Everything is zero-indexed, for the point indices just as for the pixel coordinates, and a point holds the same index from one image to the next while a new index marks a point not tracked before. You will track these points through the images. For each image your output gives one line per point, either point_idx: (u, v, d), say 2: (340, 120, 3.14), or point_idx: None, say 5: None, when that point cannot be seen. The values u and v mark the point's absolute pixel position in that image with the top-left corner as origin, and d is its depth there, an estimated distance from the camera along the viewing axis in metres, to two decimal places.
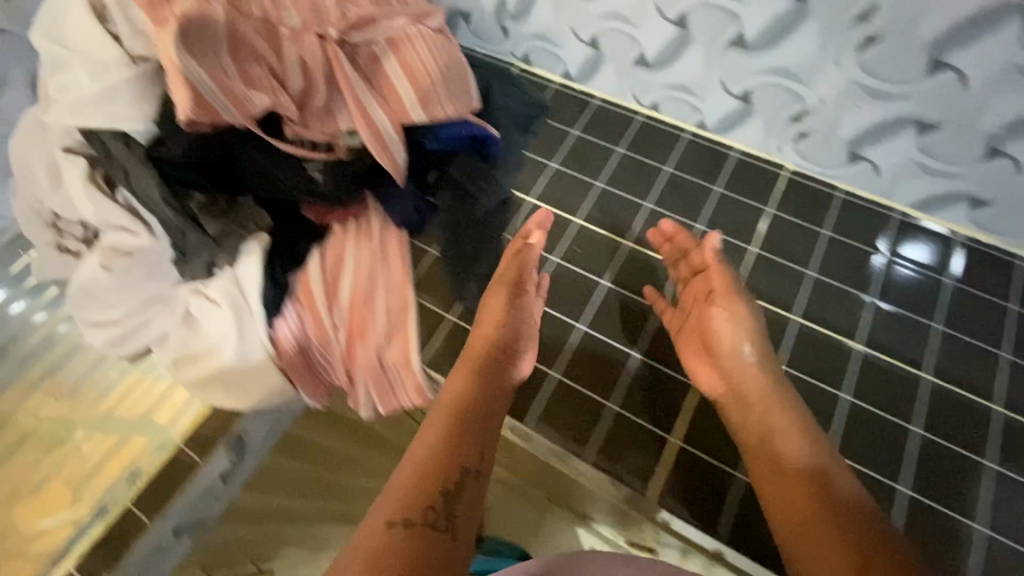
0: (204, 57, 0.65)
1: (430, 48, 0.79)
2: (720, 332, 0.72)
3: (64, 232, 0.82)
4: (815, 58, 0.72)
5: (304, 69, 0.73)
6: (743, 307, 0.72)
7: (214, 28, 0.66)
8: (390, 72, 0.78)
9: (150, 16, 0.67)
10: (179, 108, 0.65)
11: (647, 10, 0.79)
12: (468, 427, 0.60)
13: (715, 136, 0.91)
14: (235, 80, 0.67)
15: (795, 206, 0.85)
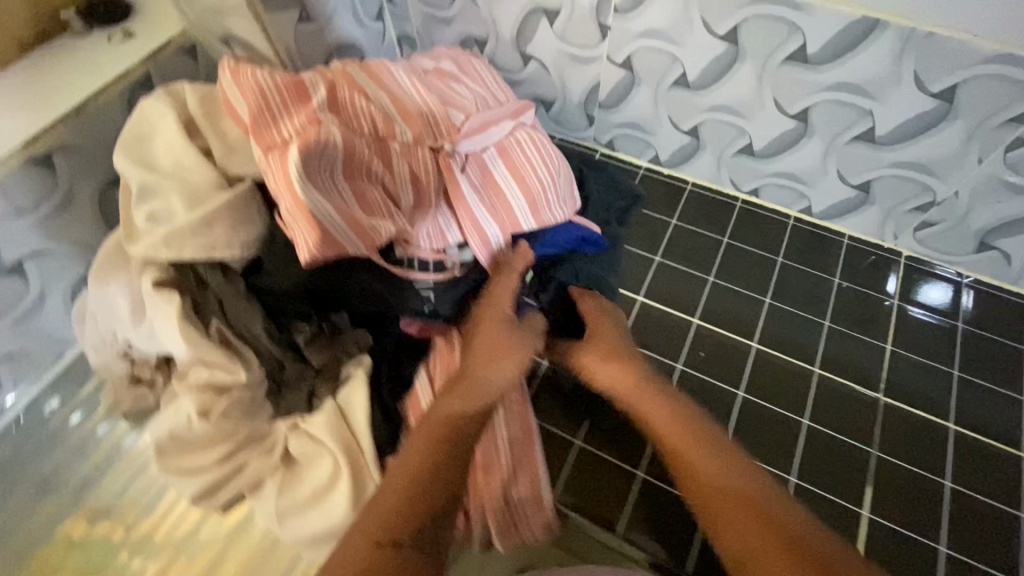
0: (326, 189, 0.57)
1: (539, 147, 0.71)
2: (607, 347, 0.67)
3: (138, 362, 0.74)
4: (956, 155, 0.69)
5: (416, 185, 0.65)
6: (618, 320, 0.69)
7: (331, 151, 0.57)
8: (498, 177, 0.70)
9: (258, 140, 0.58)
10: (301, 246, 0.57)
11: (763, 105, 0.75)
12: (454, 453, 0.55)
13: (821, 222, 0.87)
14: (355, 207, 0.59)
15: (923, 298, 0.82)
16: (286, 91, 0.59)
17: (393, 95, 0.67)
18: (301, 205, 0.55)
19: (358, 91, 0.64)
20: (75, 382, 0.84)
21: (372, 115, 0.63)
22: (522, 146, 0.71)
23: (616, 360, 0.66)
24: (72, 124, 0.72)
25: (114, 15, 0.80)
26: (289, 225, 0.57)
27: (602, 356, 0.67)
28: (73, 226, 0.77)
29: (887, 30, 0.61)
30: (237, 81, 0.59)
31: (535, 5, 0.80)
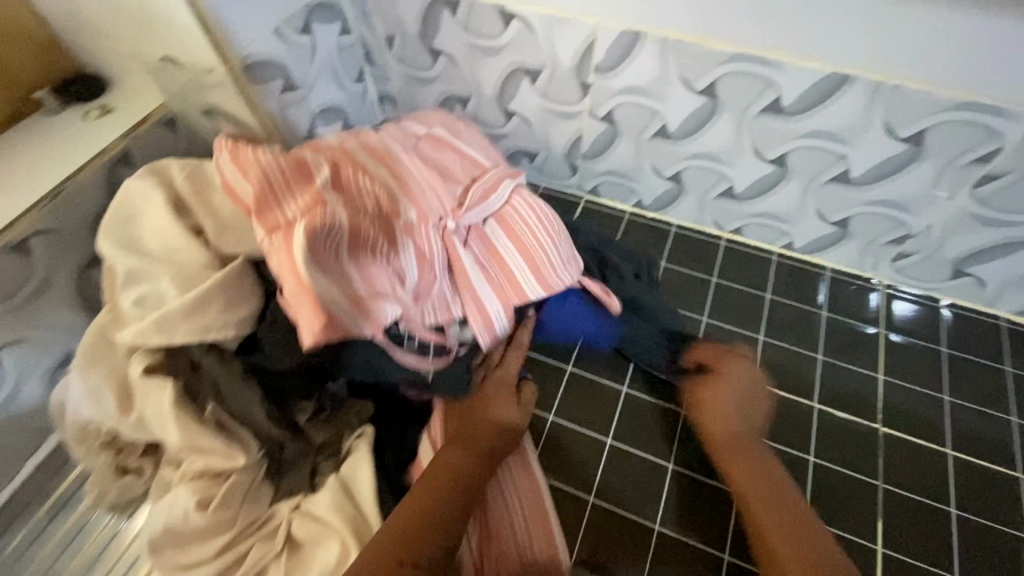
0: (333, 276, 0.56)
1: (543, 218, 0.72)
2: (735, 406, 0.70)
3: (124, 449, 0.71)
4: (927, 192, 0.72)
5: (421, 258, 0.64)
6: (745, 383, 0.71)
7: (337, 232, 0.56)
8: (502, 246, 0.71)
9: (258, 224, 0.56)
10: (304, 332, 0.54)
11: (742, 152, 0.78)
12: (462, 491, 0.61)
13: (803, 256, 0.91)
14: (361, 288, 0.58)
15: (908, 325, 0.85)
16: (290, 168, 0.57)
17: (395, 172, 0.67)
18: (308, 294, 0.53)
19: (363, 168, 0.64)
20: (43, 473, 0.78)
21: (377, 191, 0.62)
22: (523, 217, 0.72)
23: (733, 414, 0.69)
24: (49, 207, 0.70)
25: (90, 92, 0.79)
26: (294, 315, 0.55)
27: (713, 411, 0.70)
28: (51, 311, 0.74)
29: (855, 83, 0.65)
30: (238, 162, 0.57)
31: (516, 66, 0.82)
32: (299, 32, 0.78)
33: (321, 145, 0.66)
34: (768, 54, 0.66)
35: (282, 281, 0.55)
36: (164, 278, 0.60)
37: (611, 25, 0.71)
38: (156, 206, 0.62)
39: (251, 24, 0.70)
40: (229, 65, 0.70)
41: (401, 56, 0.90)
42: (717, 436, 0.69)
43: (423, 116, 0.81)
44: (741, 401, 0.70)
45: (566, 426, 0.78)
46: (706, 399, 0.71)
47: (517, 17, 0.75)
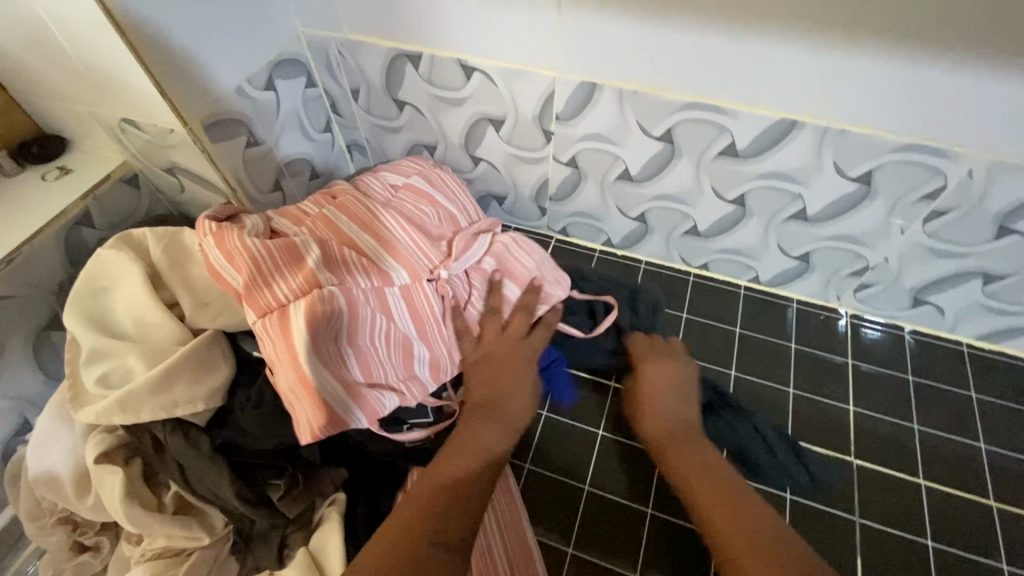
0: (330, 356, 0.61)
1: (528, 250, 0.78)
2: (661, 388, 0.73)
3: (82, 524, 0.68)
4: (880, 227, 0.75)
5: (416, 318, 0.68)
6: (681, 368, 0.75)
7: (331, 310, 0.60)
8: (494, 284, 0.75)
9: (252, 309, 0.60)
10: (299, 418, 0.58)
11: (703, 192, 0.80)
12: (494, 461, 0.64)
13: (769, 289, 0.93)
14: (353, 361, 0.64)
15: (875, 354, 0.87)
16: (278, 253, 0.61)
17: (379, 236, 0.70)
18: (305, 380, 0.57)
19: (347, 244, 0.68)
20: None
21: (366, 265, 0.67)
22: (504, 254, 0.77)
23: (665, 410, 0.71)
24: (3, 274, 0.68)
25: (49, 153, 0.79)
26: (290, 401, 0.59)
27: (646, 410, 0.72)
28: (5, 380, 0.71)
29: (804, 128, 0.67)
30: (221, 245, 0.61)
31: (479, 114, 0.83)
32: (262, 89, 0.78)
33: (307, 220, 0.71)
34: (721, 103, 0.68)
35: (277, 367, 0.59)
36: (134, 356, 0.60)
37: (570, 76, 0.73)
38: (138, 278, 0.63)
39: (211, 85, 0.70)
40: (189, 126, 0.70)
41: (367, 106, 0.91)
42: (655, 434, 0.70)
43: (399, 166, 0.86)
44: (669, 399, 0.72)
45: (542, 475, 0.77)
46: (643, 396, 0.73)
47: (477, 70, 0.77)
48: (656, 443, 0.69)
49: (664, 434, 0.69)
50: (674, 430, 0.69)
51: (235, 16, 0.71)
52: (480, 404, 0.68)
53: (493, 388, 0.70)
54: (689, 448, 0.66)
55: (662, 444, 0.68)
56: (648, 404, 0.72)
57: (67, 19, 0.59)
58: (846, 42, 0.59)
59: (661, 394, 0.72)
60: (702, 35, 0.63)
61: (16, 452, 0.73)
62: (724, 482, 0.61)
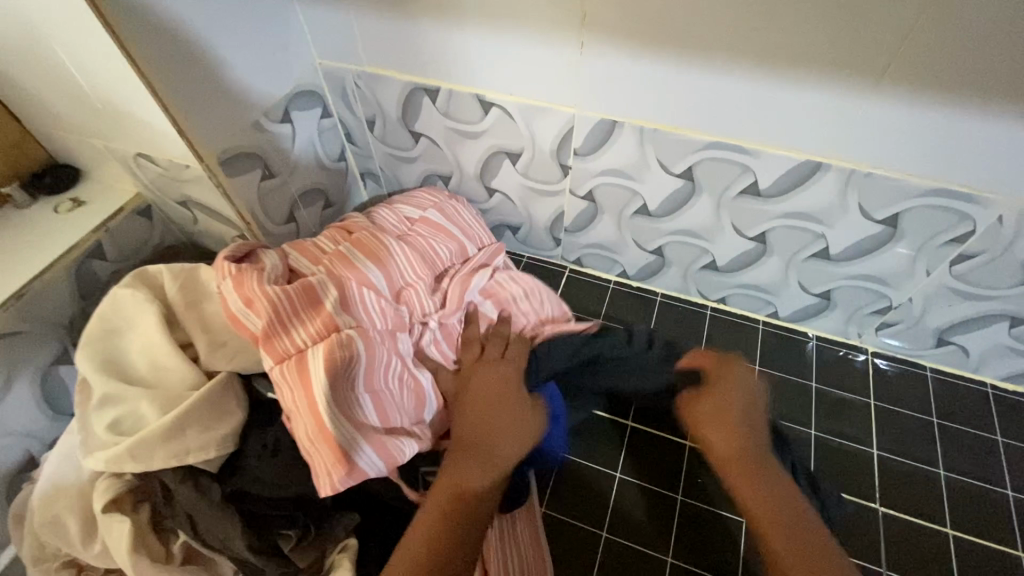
0: (345, 401, 0.59)
1: (529, 285, 0.79)
2: (736, 400, 0.62)
3: (88, 567, 0.67)
4: (904, 268, 0.74)
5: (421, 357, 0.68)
6: (754, 384, 0.64)
7: (352, 356, 0.59)
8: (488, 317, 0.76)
9: (268, 355, 0.58)
10: (318, 466, 0.57)
11: (723, 229, 0.79)
12: (479, 516, 0.54)
13: (788, 323, 0.91)
14: (368, 406, 0.61)
15: (896, 394, 0.85)
16: (298, 297, 0.60)
17: (390, 277, 0.69)
18: (325, 429, 0.56)
19: (358, 277, 0.66)
20: None
21: (381, 305, 0.65)
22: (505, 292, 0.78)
23: (738, 427, 0.60)
24: (13, 310, 0.67)
25: (62, 183, 0.78)
26: (308, 451, 0.57)
27: (712, 425, 0.61)
28: (13, 418, 0.70)
29: (828, 170, 0.66)
30: (241, 290, 0.60)
31: (495, 147, 0.82)
32: (278, 121, 0.78)
33: (318, 259, 0.70)
34: (745, 143, 0.67)
35: (295, 416, 0.58)
36: (145, 401, 0.59)
37: (589, 112, 0.72)
38: (150, 318, 0.62)
39: (226, 120, 0.69)
40: (204, 162, 0.69)
41: (381, 136, 0.90)
42: (727, 453, 0.59)
43: (415, 198, 0.85)
44: (748, 415, 0.61)
45: (557, 518, 0.76)
46: (711, 408, 0.62)
47: (495, 104, 0.76)
48: (726, 463, 0.59)
49: (739, 453, 0.58)
50: (750, 453, 0.58)
51: (251, 51, 0.70)
52: (460, 448, 0.59)
53: (472, 427, 0.61)
54: (766, 476, 0.56)
55: (730, 463, 0.59)
56: (717, 416, 0.62)
57: (84, 58, 0.58)
58: (874, 87, 0.57)
59: (735, 409, 0.61)
60: (727, 77, 0.62)
61: (20, 490, 0.72)
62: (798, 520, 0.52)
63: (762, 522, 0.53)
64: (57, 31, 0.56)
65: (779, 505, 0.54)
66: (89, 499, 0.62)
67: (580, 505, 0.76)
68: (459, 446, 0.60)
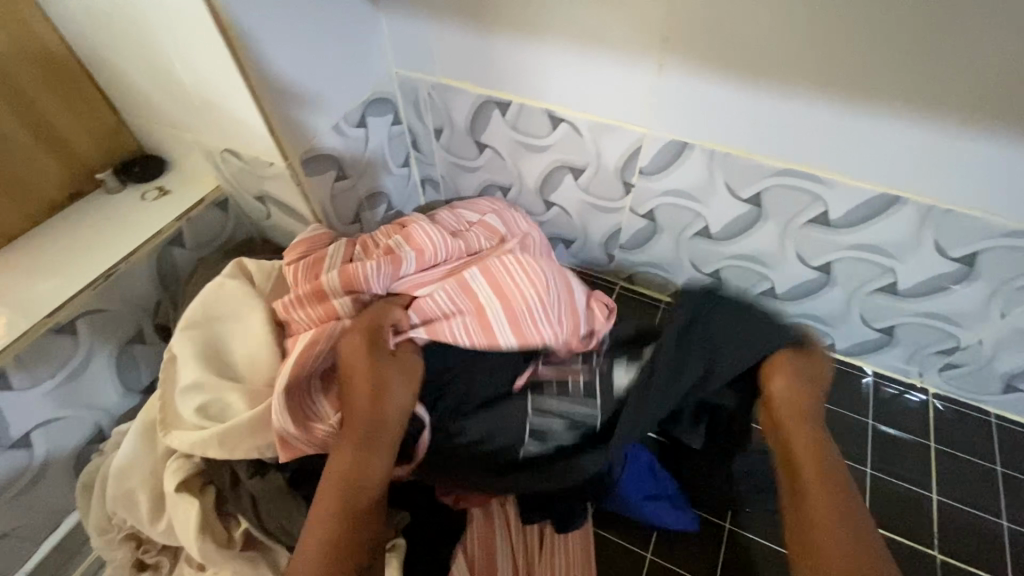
0: (308, 382, 0.62)
1: (529, 277, 0.67)
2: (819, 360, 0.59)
3: (146, 540, 0.70)
4: (977, 310, 0.72)
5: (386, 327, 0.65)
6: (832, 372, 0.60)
7: (327, 337, 0.62)
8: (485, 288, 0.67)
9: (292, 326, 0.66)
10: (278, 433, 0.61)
11: (787, 257, 0.78)
12: (367, 495, 0.53)
13: (844, 357, 0.89)
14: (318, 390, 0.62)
15: (957, 439, 0.83)
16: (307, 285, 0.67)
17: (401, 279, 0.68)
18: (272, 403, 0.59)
19: (366, 275, 0.66)
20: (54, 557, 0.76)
21: (381, 301, 0.67)
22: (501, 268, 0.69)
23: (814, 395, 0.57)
24: (102, 289, 0.72)
25: (150, 172, 0.83)
26: None
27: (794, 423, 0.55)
28: (90, 392, 0.75)
29: (905, 205, 0.65)
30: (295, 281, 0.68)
31: (559, 162, 0.84)
32: (354, 126, 0.81)
33: (371, 240, 0.74)
34: (819, 172, 0.67)
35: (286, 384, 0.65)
36: (227, 387, 0.62)
37: (659, 133, 0.72)
38: (244, 313, 0.66)
39: (311, 122, 0.73)
40: (288, 160, 0.72)
41: (447, 145, 0.92)
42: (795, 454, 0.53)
43: (474, 205, 0.87)
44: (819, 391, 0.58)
45: (604, 536, 0.75)
46: (784, 401, 0.56)
47: (564, 120, 0.77)
48: (786, 418, 0.55)
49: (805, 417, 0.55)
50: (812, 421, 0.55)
51: (337, 59, 0.73)
52: (349, 428, 0.55)
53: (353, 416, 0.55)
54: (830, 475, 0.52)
55: (796, 445, 0.53)
56: (793, 412, 0.55)
57: (196, 58, 0.63)
58: (965, 122, 0.56)
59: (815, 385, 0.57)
60: (808, 107, 0.62)
61: (89, 460, 0.76)
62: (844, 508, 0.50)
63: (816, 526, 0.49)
64: (173, 29, 0.61)
65: (839, 518, 0.49)
66: (159, 475, 0.65)
67: (623, 526, 0.76)
68: (348, 434, 0.55)
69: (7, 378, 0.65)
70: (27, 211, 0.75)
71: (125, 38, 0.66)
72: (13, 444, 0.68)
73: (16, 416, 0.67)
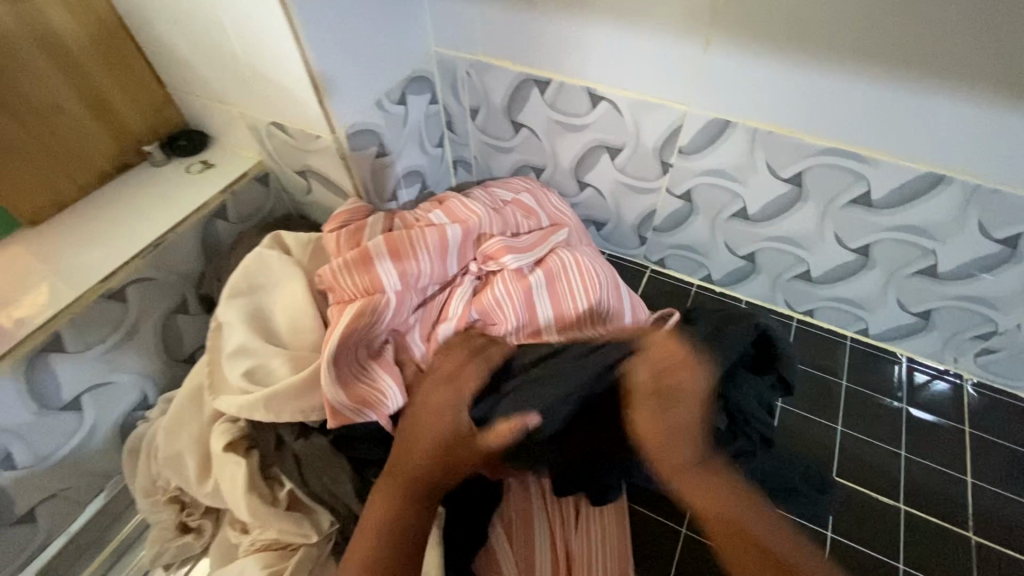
0: (351, 353, 0.62)
1: (583, 280, 0.71)
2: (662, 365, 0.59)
3: (190, 504, 0.72)
4: (1018, 293, 0.72)
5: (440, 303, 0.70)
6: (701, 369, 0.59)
7: (377, 311, 0.63)
8: (538, 279, 0.69)
9: (336, 295, 0.66)
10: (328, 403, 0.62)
11: (824, 239, 0.78)
12: (416, 485, 0.56)
13: (876, 342, 0.89)
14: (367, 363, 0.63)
15: (991, 425, 0.83)
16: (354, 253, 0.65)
17: (449, 250, 0.68)
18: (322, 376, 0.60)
19: (420, 253, 0.67)
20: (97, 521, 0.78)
21: (432, 273, 0.68)
22: (551, 260, 0.72)
23: (675, 407, 0.57)
24: (150, 258, 0.73)
25: (194, 147, 0.84)
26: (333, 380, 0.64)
27: (659, 445, 0.57)
28: (137, 359, 0.77)
29: (951, 184, 0.65)
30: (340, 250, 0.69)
31: (596, 141, 0.84)
32: (396, 103, 0.82)
33: (410, 214, 0.75)
34: (862, 151, 0.67)
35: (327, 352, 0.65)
36: (277, 353, 0.64)
37: (702, 111, 0.73)
38: (293, 283, 0.68)
39: (357, 96, 0.74)
40: (334, 133, 0.74)
41: (482, 125, 0.93)
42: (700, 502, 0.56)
43: (510, 184, 0.88)
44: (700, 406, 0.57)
45: (638, 511, 0.76)
46: (647, 387, 0.59)
47: (605, 99, 0.78)
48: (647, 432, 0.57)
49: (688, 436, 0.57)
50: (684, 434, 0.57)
51: (384, 35, 0.74)
52: (404, 428, 0.60)
53: (404, 458, 0.57)
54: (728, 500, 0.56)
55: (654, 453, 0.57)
56: (653, 410, 0.57)
57: (251, 28, 0.64)
58: (1019, 100, 0.56)
59: (682, 400, 0.57)
60: (858, 84, 0.62)
61: (133, 426, 0.78)
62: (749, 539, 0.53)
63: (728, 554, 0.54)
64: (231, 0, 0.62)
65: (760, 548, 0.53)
66: (207, 439, 0.67)
67: (655, 501, 0.77)
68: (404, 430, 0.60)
69: (63, 341, 0.67)
70: (79, 183, 0.77)
71: (178, 10, 0.67)
72: (65, 406, 0.70)
73: (68, 378, 0.69)
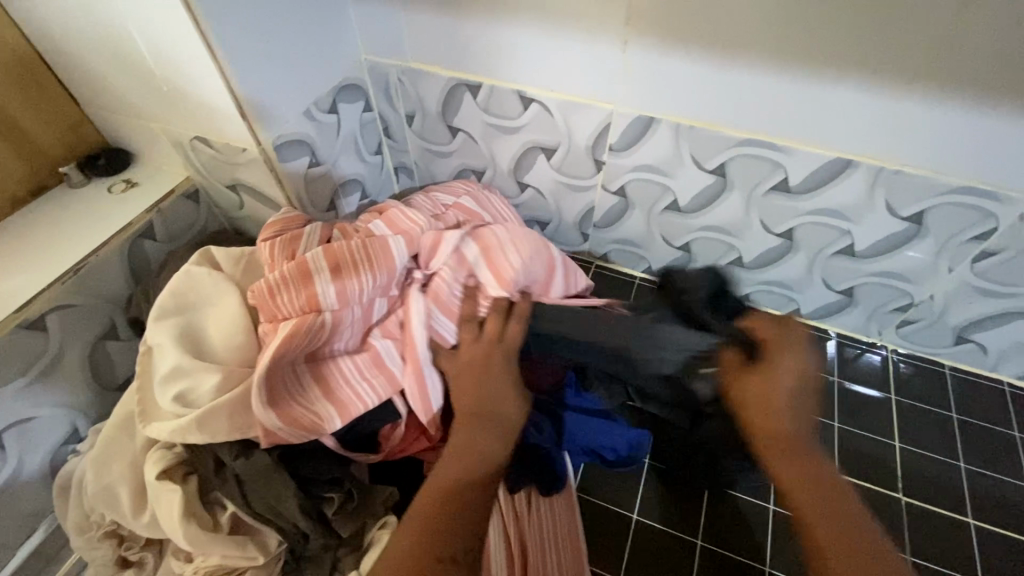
0: (283, 370, 0.61)
1: (516, 241, 0.70)
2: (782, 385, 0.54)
3: (128, 536, 0.69)
4: (927, 266, 0.77)
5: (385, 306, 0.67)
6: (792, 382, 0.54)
7: (317, 329, 0.61)
8: (469, 249, 0.69)
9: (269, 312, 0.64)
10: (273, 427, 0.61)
11: (751, 226, 0.82)
12: (493, 462, 0.55)
13: (809, 321, 0.94)
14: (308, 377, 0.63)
15: (915, 391, 0.88)
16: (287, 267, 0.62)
17: (391, 269, 0.65)
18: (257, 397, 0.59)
19: (361, 272, 0.63)
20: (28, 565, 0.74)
21: (377, 289, 0.64)
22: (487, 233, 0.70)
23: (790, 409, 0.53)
24: (71, 283, 0.70)
25: (116, 166, 0.81)
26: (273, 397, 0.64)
27: (772, 435, 0.53)
28: (64, 391, 0.73)
29: (858, 167, 0.69)
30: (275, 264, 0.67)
31: (532, 143, 0.85)
32: (327, 112, 0.81)
33: (353, 225, 0.74)
34: (777, 140, 0.70)
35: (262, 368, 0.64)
36: (209, 373, 0.62)
37: (628, 109, 0.75)
38: (225, 299, 0.67)
39: (283, 106, 0.73)
40: (261, 145, 0.73)
41: (419, 131, 0.93)
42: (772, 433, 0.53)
43: (450, 188, 0.88)
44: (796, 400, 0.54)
45: (590, 500, 0.78)
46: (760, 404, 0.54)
47: (536, 101, 0.79)
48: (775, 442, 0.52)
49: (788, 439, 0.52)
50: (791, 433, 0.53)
51: (307, 44, 0.74)
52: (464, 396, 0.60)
53: (482, 422, 0.58)
54: (815, 467, 0.51)
55: (786, 452, 0.52)
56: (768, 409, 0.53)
57: (164, 42, 0.62)
58: (909, 86, 0.60)
59: (785, 395, 0.54)
60: (767, 77, 0.65)
61: (64, 462, 0.75)
62: (840, 509, 0.48)
63: (800, 502, 0.50)
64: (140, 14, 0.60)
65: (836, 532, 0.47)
66: (141, 467, 0.65)
67: (608, 489, 0.79)
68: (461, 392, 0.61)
69: None
70: None
71: (85, 24, 0.65)
72: None
73: None
